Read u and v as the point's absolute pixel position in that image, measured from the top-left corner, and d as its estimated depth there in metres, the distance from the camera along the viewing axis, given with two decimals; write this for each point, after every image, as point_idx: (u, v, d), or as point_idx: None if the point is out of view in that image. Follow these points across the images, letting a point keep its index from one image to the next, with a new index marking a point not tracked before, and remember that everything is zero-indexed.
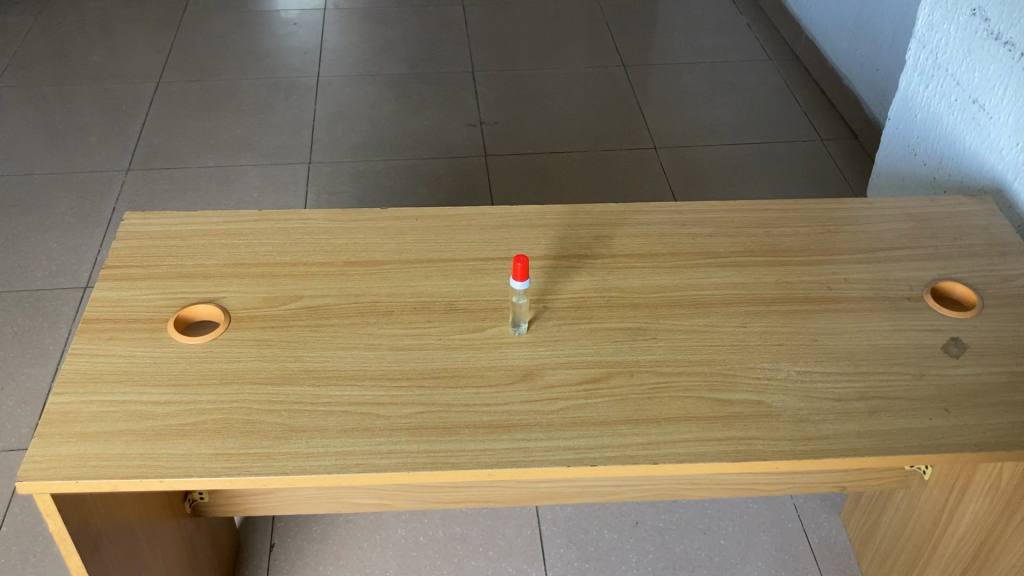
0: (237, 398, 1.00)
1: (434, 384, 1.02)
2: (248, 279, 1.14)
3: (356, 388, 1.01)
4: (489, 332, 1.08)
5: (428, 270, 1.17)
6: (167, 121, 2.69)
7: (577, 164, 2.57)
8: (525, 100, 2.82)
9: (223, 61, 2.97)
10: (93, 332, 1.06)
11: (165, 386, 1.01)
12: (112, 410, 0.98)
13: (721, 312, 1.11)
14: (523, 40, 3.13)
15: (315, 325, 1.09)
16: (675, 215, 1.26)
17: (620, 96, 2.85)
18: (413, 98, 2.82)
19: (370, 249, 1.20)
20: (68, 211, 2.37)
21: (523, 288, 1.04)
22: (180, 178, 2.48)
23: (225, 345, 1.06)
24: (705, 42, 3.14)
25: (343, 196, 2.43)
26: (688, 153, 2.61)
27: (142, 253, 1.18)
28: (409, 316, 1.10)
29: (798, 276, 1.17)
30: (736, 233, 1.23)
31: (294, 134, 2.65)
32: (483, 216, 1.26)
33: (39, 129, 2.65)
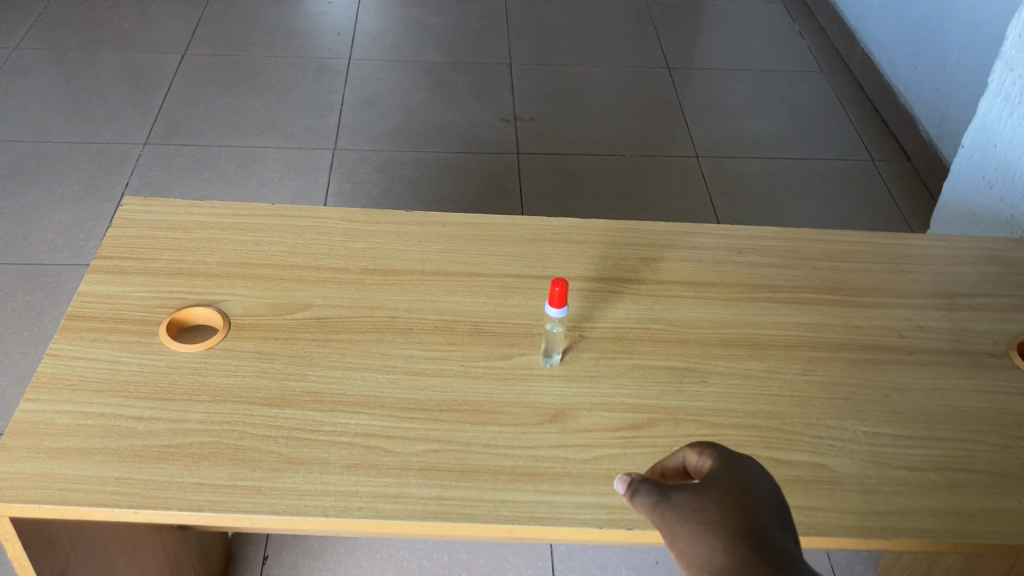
0: (230, 419, 0.88)
1: (451, 419, 0.90)
2: (253, 281, 1.03)
3: (364, 417, 0.89)
4: (517, 362, 0.96)
5: (453, 284, 1.05)
6: (191, 96, 2.59)
7: (614, 169, 2.44)
8: (563, 98, 2.70)
9: (253, 37, 2.86)
10: (77, 332, 0.95)
11: (150, 400, 0.89)
12: (88, 423, 0.87)
13: (780, 356, 0.99)
14: (564, 34, 3.00)
15: (323, 340, 0.97)
16: (730, 240, 1.14)
17: (663, 99, 2.72)
18: (446, 87, 2.70)
19: (389, 255, 1.08)
20: (79, 182, 2.26)
21: (560, 315, 0.92)
22: (199, 156, 2.37)
23: (221, 356, 0.94)
24: (754, 49, 2.99)
25: (366, 186, 2.31)
26: (732, 165, 2.48)
27: (139, 244, 1.06)
28: (429, 336, 0.98)
29: (867, 320, 1.04)
30: (797, 266, 1.10)
31: (320, 118, 2.54)
32: (518, 226, 1.14)
33: (58, 94, 2.55)
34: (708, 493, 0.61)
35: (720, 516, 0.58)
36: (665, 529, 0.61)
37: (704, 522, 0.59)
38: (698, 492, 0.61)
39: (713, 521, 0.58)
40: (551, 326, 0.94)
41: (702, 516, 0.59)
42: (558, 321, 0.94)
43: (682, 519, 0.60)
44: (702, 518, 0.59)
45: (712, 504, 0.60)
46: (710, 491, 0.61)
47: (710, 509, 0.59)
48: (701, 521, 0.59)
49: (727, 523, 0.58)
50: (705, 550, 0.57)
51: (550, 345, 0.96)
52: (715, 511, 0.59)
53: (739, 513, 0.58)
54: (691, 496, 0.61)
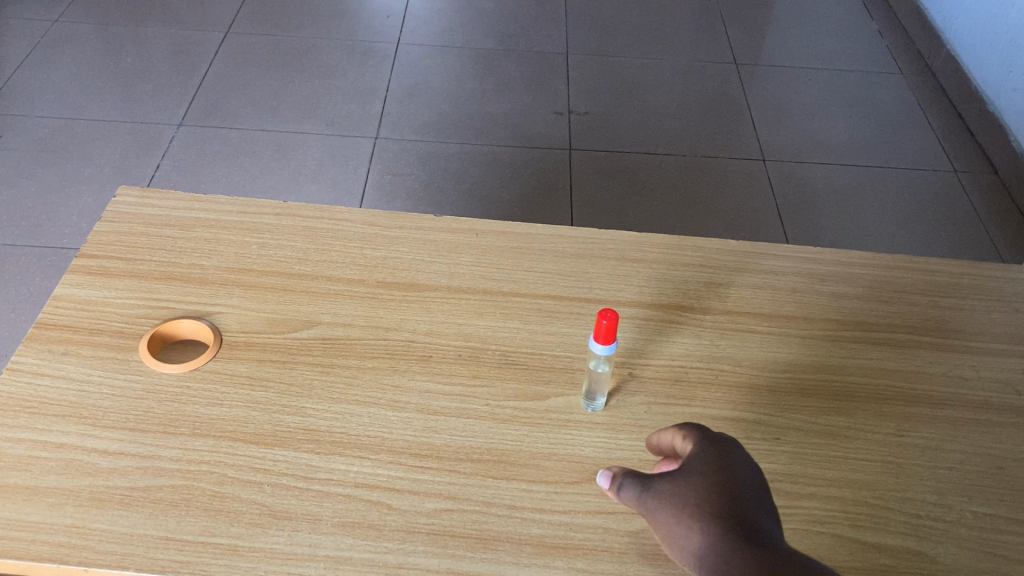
0: (210, 458, 0.75)
1: (471, 472, 0.75)
2: (253, 292, 0.89)
3: (368, 465, 0.75)
4: (552, 404, 0.81)
5: (483, 305, 0.90)
6: (231, 76, 2.47)
7: (673, 170, 2.27)
8: (621, 92, 2.53)
9: (300, 17, 2.73)
10: (45, 344, 0.82)
11: (119, 430, 0.76)
12: (44, 455, 0.74)
13: (869, 412, 0.82)
14: (626, 24, 2.83)
15: (327, 367, 0.83)
16: (810, 264, 0.97)
17: (728, 97, 2.54)
18: (498, 77, 2.55)
19: (411, 268, 0.93)
20: (109, 163, 2.16)
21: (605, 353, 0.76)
22: (234, 139, 2.26)
23: (208, 381, 0.81)
24: (829, 46, 2.79)
25: (407, 178, 2.18)
26: (801, 171, 2.29)
27: (129, 242, 0.93)
28: (450, 367, 0.83)
29: (974, 370, 0.87)
30: (890, 299, 0.94)
31: (364, 104, 2.40)
32: (562, 238, 0.99)
33: (96, 69, 2.46)
34: (688, 477, 0.64)
35: (703, 499, 0.61)
36: (647, 511, 0.63)
37: (686, 505, 0.62)
38: (678, 476, 0.64)
39: (695, 504, 0.61)
40: (594, 366, 0.79)
41: (685, 498, 0.62)
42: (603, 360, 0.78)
43: (665, 502, 0.62)
44: (684, 502, 0.62)
45: (692, 487, 0.63)
46: (690, 473, 0.64)
47: (693, 494, 0.62)
48: (681, 505, 0.62)
49: (711, 506, 0.61)
50: (687, 533, 0.60)
51: (592, 389, 0.81)
52: (699, 494, 0.62)
53: (720, 496, 0.61)
54: (671, 480, 0.64)
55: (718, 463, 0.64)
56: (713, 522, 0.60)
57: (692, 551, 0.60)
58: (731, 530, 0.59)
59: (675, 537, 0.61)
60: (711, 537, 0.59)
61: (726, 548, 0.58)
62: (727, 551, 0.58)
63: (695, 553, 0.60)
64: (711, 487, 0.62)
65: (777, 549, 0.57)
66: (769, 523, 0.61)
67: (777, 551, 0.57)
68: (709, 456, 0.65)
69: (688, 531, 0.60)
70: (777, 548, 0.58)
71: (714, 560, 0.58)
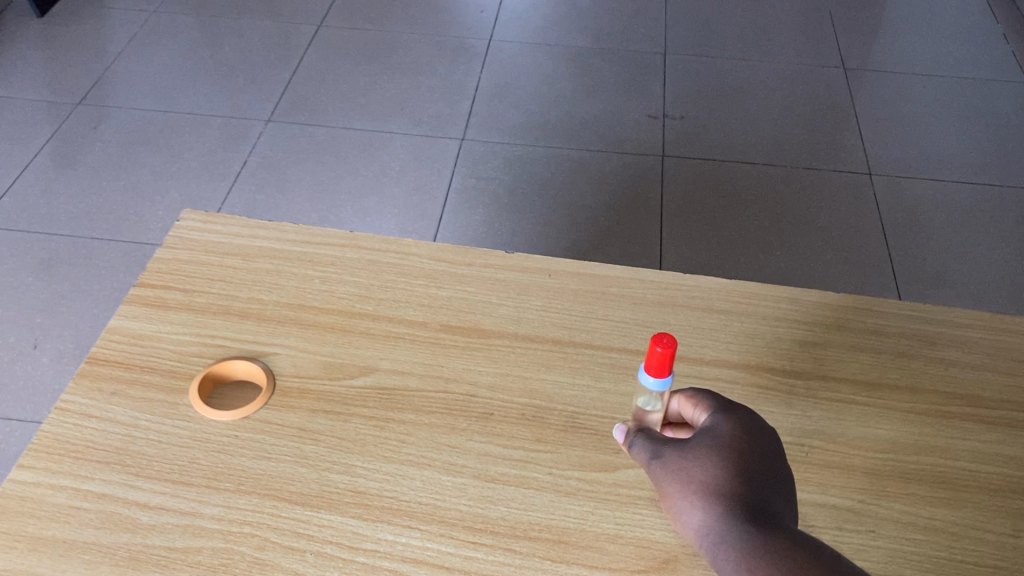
0: (253, 519, 0.70)
1: (528, 551, 0.69)
2: (312, 332, 0.85)
3: (418, 538, 0.70)
4: (621, 477, 0.74)
5: (552, 358, 0.83)
6: (323, 71, 2.45)
7: (771, 182, 2.15)
8: (719, 96, 2.42)
9: (393, 10, 2.69)
10: (95, 382, 0.80)
11: (163, 482, 0.72)
12: (85, 506, 0.71)
13: (980, 505, 0.73)
14: (729, 23, 2.71)
15: (382, 422, 0.78)
16: (920, 324, 0.87)
17: (834, 105, 2.40)
18: (591, 77, 2.46)
19: (479, 311, 0.88)
20: (197, 158, 2.17)
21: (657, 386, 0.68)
22: (321, 137, 2.24)
23: (257, 431, 0.77)
24: (947, 51, 2.61)
25: (491, 182, 2.12)
26: (911, 187, 2.14)
27: (188, 273, 0.90)
28: (513, 428, 0.77)
29: None
30: (1011, 371, 0.83)
31: (452, 103, 2.35)
32: (642, 282, 0.91)
33: (190, 60, 2.48)
34: (698, 450, 0.64)
35: (707, 477, 0.61)
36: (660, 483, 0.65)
37: (690, 483, 0.62)
38: (690, 449, 0.64)
39: (699, 482, 0.62)
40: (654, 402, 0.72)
41: (690, 475, 0.62)
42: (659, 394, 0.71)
43: (674, 480, 0.63)
44: (689, 479, 0.62)
45: (699, 461, 0.63)
46: (700, 449, 0.64)
47: (698, 471, 0.62)
48: (687, 484, 0.62)
49: (713, 484, 0.61)
50: (691, 513, 0.61)
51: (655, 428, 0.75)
52: (702, 470, 0.62)
53: (724, 471, 0.61)
54: (682, 453, 0.64)
55: (732, 438, 0.64)
56: (713, 502, 0.60)
57: (693, 528, 0.60)
58: (728, 511, 0.59)
59: (679, 513, 0.62)
60: (710, 515, 0.60)
61: (722, 528, 0.58)
62: (722, 530, 0.58)
63: (697, 532, 0.60)
64: (718, 464, 0.62)
65: (773, 530, 0.57)
66: (781, 500, 0.60)
67: (774, 532, 0.57)
68: (727, 427, 0.65)
69: (691, 510, 0.61)
70: (775, 528, 0.57)
71: (712, 540, 0.59)
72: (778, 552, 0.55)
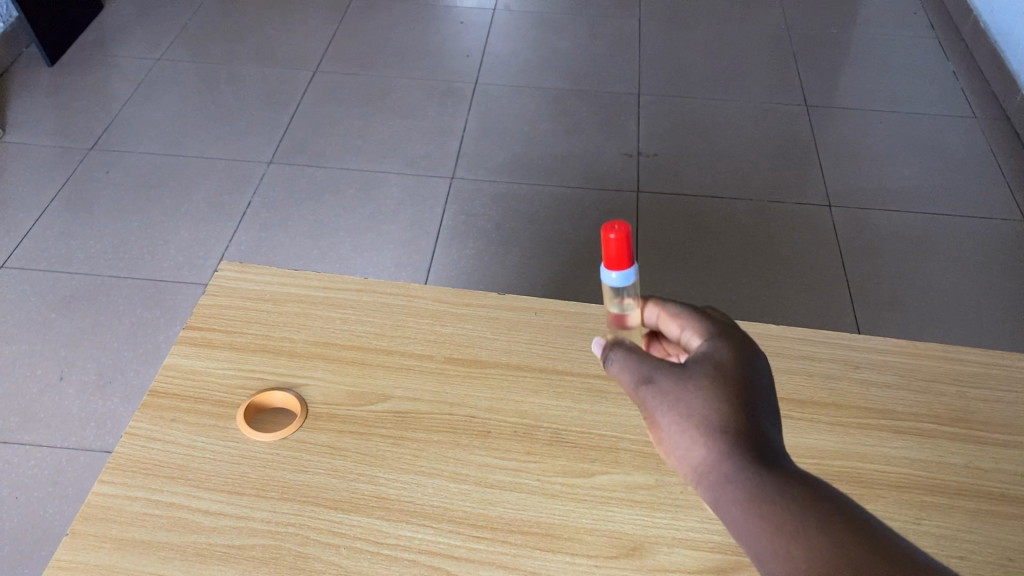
0: (296, 521, 0.86)
1: (521, 543, 0.85)
2: (336, 365, 1.01)
3: (431, 533, 0.85)
4: (597, 481, 0.90)
5: (539, 383, 1.00)
6: (319, 114, 2.62)
7: (738, 215, 2.32)
8: (690, 134, 2.60)
9: (384, 56, 2.87)
10: (157, 410, 0.95)
11: (220, 493, 0.88)
12: (156, 513, 0.86)
13: (890, 499, 0.89)
14: (698, 64, 2.90)
15: (397, 439, 0.93)
16: (846, 351, 1.04)
17: (796, 141, 2.59)
18: (570, 118, 2.64)
19: (476, 344, 1.04)
20: (205, 198, 2.31)
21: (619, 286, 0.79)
22: (319, 178, 2.39)
23: (295, 448, 0.92)
24: (901, 89, 2.81)
25: (480, 219, 2.28)
26: (867, 218, 2.32)
27: (228, 317, 1.06)
28: (507, 443, 0.94)
29: (994, 462, 0.92)
30: (920, 389, 1.00)
31: (441, 144, 2.52)
32: None
33: (194, 107, 2.63)
34: (694, 378, 0.66)
35: (708, 408, 0.63)
36: (651, 408, 0.66)
37: (689, 414, 0.64)
38: (686, 377, 0.66)
39: (698, 414, 0.64)
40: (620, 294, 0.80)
41: (689, 408, 0.64)
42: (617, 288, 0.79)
43: (671, 410, 0.65)
44: (688, 412, 0.64)
45: (697, 391, 0.65)
46: (696, 381, 0.65)
47: (696, 404, 0.64)
48: (685, 416, 0.64)
49: (714, 419, 0.63)
50: (691, 446, 0.63)
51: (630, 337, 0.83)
52: (702, 402, 0.64)
53: (725, 403, 0.63)
54: (678, 380, 0.66)
55: (728, 369, 0.66)
56: (716, 434, 0.62)
57: (692, 460, 0.63)
58: (729, 446, 0.62)
59: (676, 442, 0.64)
60: (713, 448, 0.62)
61: (726, 462, 0.61)
62: (726, 463, 0.61)
63: (697, 464, 0.63)
64: (717, 394, 0.64)
65: (776, 468, 0.60)
66: (775, 433, 0.63)
67: (777, 470, 0.60)
68: (722, 359, 0.67)
69: (691, 444, 0.63)
70: (776, 466, 0.61)
71: (714, 476, 0.61)
72: (787, 498, 0.58)
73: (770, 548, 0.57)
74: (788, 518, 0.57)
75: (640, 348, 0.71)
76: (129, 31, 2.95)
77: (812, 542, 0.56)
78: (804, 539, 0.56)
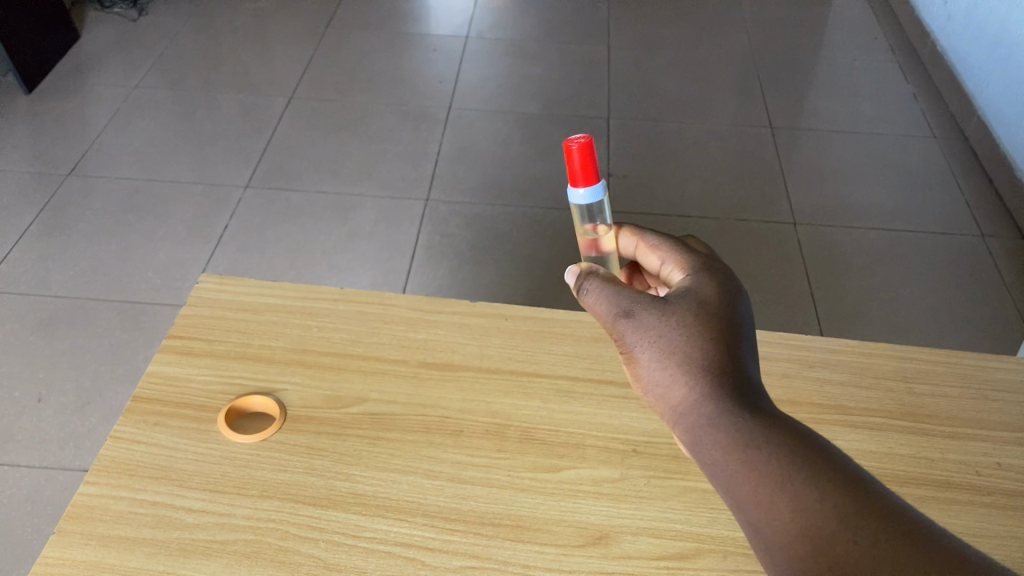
0: (276, 516, 0.89)
1: (492, 534, 0.89)
2: (313, 371, 1.05)
3: (406, 526, 0.89)
4: (565, 476, 0.95)
5: (509, 385, 1.04)
6: (295, 139, 2.66)
7: (706, 232, 2.39)
8: (659, 155, 2.67)
9: (359, 82, 2.92)
10: (141, 415, 0.99)
11: (202, 492, 0.91)
12: (141, 511, 0.89)
13: None
14: (666, 89, 2.98)
15: (374, 439, 0.97)
16: (802, 352, 1.09)
17: (761, 161, 2.66)
18: (541, 141, 2.70)
19: (449, 349, 1.08)
20: (183, 222, 2.34)
21: (587, 203, 0.83)
22: (296, 201, 2.43)
23: (274, 449, 0.96)
24: (862, 111, 2.90)
25: (454, 239, 2.33)
26: (831, 234, 2.39)
27: (210, 326, 1.10)
28: (479, 441, 0.98)
29: (940, 453, 0.97)
30: (870, 387, 1.05)
31: (416, 167, 2.57)
32: (581, 323, 1.13)
33: (171, 133, 2.67)
34: (677, 317, 0.69)
35: (687, 344, 0.68)
36: (631, 341, 0.70)
37: (673, 353, 0.68)
38: (669, 316, 0.70)
39: (681, 353, 0.67)
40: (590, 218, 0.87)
41: (674, 347, 0.68)
42: (585, 208, 0.85)
43: (656, 348, 0.69)
44: (672, 352, 0.68)
45: (677, 327, 0.69)
46: (682, 323, 0.69)
47: (681, 345, 0.68)
48: (669, 355, 0.68)
49: (698, 359, 0.67)
50: (674, 385, 0.67)
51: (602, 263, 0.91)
52: (682, 337, 0.68)
53: (703, 339, 0.68)
54: (659, 315, 0.70)
55: (713, 314, 0.70)
56: (694, 369, 0.66)
57: (674, 398, 0.67)
58: (711, 386, 0.65)
59: (657, 377, 0.68)
60: (689, 381, 0.66)
61: (701, 396, 0.65)
62: (701, 398, 0.65)
63: (679, 402, 0.66)
64: (695, 330, 0.68)
65: (757, 411, 0.63)
66: (756, 379, 0.67)
67: (757, 414, 0.63)
68: (708, 304, 0.71)
69: (674, 382, 0.67)
70: (756, 410, 0.64)
71: (695, 414, 0.65)
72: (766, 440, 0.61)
73: (747, 484, 0.59)
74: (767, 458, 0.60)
75: (619, 280, 0.75)
76: (106, 59, 2.99)
77: (777, 469, 0.59)
78: (769, 466, 0.59)
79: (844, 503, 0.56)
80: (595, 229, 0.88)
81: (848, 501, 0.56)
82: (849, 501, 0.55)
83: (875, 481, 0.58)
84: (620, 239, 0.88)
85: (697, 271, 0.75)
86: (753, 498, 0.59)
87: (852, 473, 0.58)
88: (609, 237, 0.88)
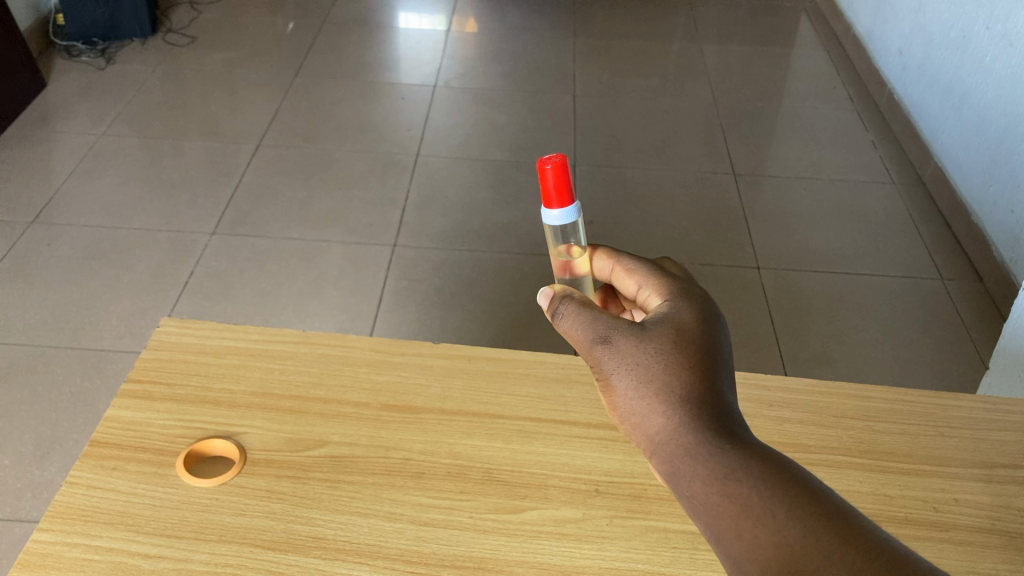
0: (233, 561, 0.88)
1: None
2: (273, 414, 1.04)
3: (366, 569, 0.88)
4: (528, 516, 0.94)
5: (472, 427, 1.04)
6: (261, 188, 2.66)
7: None
8: (624, 202, 2.70)
9: (327, 130, 2.95)
10: (97, 460, 0.98)
11: (160, 537, 0.90)
12: (96, 557, 0.87)
13: None
14: (631, 137, 3.02)
15: (335, 482, 0.97)
16: (762, 391, 1.11)
17: (725, 207, 2.70)
18: (507, 188, 2.73)
19: (411, 391, 1.08)
20: (148, 269, 2.32)
21: (561, 225, 0.84)
22: (263, 247, 2.42)
23: (233, 492, 0.95)
24: (823, 158, 2.96)
25: (421, 284, 2.33)
26: (793, 278, 2.42)
27: (169, 370, 1.09)
28: (440, 483, 0.97)
29: (899, 489, 0.98)
30: (829, 426, 1.06)
31: (383, 213, 2.58)
32: (544, 365, 1.13)
33: (136, 181, 2.66)
34: (654, 344, 0.69)
35: (664, 371, 0.67)
36: (608, 368, 0.70)
37: (651, 382, 0.67)
38: (646, 343, 0.69)
39: (659, 382, 0.67)
40: (565, 240, 0.88)
41: (651, 375, 0.67)
42: (559, 230, 0.86)
43: (633, 377, 0.68)
44: (649, 379, 0.67)
45: (654, 356, 0.68)
46: (659, 351, 0.68)
47: (658, 373, 0.67)
48: (646, 383, 0.67)
49: (677, 389, 0.66)
50: (653, 415, 0.66)
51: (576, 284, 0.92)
52: (660, 366, 0.67)
53: (681, 367, 0.67)
54: (636, 342, 0.70)
55: (691, 341, 0.69)
56: (671, 398, 0.66)
57: (652, 429, 0.66)
58: (690, 417, 0.65)
59: (635, 407, 0.68)
60: (666, 411, 0.66)
61: (679, 426, 0.65)
62: (678, 427, 0.65)
63: (657, 433, 0.66)
64: (672, 357, 0.68)
65: (735, 441, 0.63)
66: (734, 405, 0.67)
67: (736, 444, 0.63)
68: (686, 329, 0.70)
69: (653, 413, 0.66)
70: (734, 440, 0.64)
71: (672, 445, 0.65)
72: (746, 472, 0.61)
73: (728, 519, 0.60)
74: (746, 492, 0.60)
75: (594, 304, 0.75)
76: (72, 107, 2.99)
77: (758, 504, 0.59)
78: (750, 501, 0.59)
79: (826, 536, 0.56)
80: (569, 250, 0.89)
81: (830, 535, 0.56)
82: (833, 536, 0.56)
83: (856, 512, 0.58)
84: (594, 261, 0.88)
85: (675, 296, 0.74)
86: (733, 532, 0.59)
87: (833, 505, 0.58)
88: (583, 259, 0.89)
